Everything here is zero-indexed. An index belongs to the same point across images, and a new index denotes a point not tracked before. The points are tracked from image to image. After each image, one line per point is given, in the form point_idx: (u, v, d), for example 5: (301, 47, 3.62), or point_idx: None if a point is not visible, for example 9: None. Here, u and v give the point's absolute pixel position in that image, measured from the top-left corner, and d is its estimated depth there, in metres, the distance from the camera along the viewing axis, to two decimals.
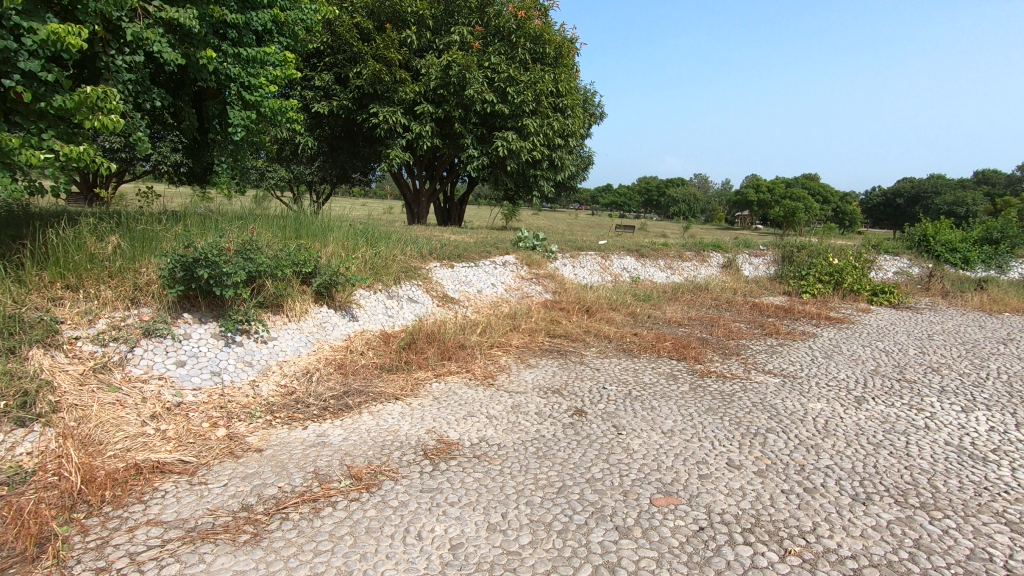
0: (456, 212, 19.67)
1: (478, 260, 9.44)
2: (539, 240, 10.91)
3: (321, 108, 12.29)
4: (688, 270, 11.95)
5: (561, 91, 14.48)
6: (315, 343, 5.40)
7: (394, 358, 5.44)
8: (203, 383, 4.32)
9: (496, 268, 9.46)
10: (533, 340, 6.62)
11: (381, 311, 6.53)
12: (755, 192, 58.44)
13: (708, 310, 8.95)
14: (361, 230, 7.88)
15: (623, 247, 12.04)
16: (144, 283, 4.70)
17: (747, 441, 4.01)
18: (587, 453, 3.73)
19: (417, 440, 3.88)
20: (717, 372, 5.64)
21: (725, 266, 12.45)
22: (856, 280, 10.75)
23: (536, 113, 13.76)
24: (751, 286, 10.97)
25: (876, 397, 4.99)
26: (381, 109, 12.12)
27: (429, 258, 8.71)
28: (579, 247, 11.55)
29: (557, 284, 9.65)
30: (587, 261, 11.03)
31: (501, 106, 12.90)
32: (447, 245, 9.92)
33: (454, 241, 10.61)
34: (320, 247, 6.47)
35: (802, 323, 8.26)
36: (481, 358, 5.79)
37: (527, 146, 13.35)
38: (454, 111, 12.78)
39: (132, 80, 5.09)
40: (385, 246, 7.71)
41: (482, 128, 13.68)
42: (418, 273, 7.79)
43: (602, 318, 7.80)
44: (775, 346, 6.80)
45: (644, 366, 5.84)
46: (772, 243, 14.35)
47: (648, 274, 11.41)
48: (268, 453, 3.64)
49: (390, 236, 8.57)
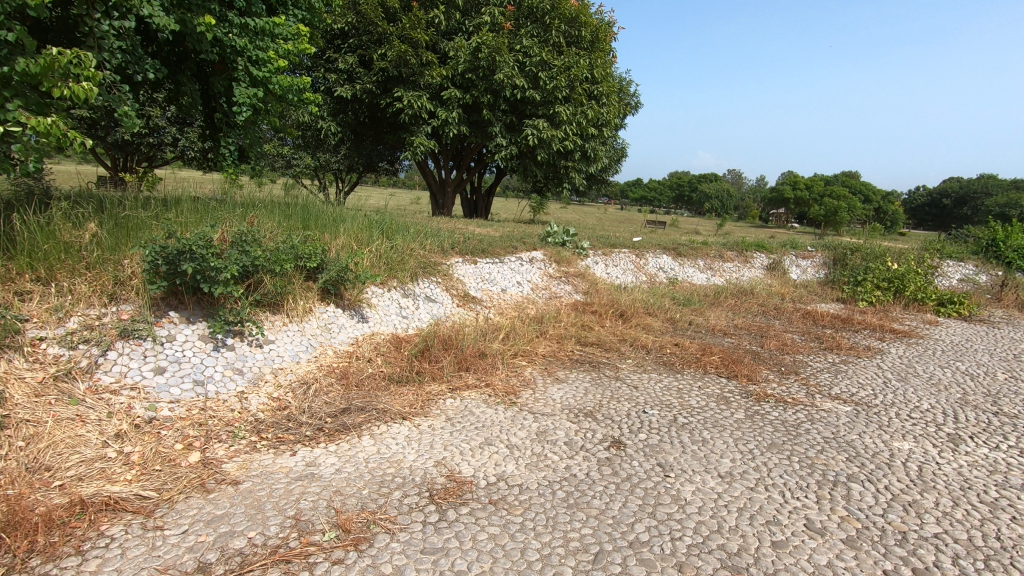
0: (483, 205, 19.02)
1: (503, 256, 8.77)
2: (569, 236, 10.19)
3: (344, 91, 11.74)
4: (730, 272, 11.08)
5: (596, 77, 13.65)
6: (317, 347, 4.83)
7: (404, 368, 4.83)
8: (182, 395, 3.77)
9: (522, 265, 8.79)
10: (561, 349, 5.93)
11: (394, 312, 5.93)
12: (793, 189, 56.29)
13: (755, 318, 8.10)
14: (378, 221, 7.29)
15: (659, 245, 11.22)
16: (125, 277, 4.18)
17: (826, 492, 3.26)
18: (628, 504, 3.03)
19: (423, 476, 3.25)
20: (776, 396, 4.87)
21: (770, 268, 11.52)
22: (920, 288, 9.74)
23: (569, 100, 12.99)
24: (800, 291, 10.06)
25: (975, 437, 4.16)
26: (405, 94, 11.52)
27: (451, 253, 8.08)
28: (612, 244, 10.76)
29: (587, 285, 8.92)
30: (620, 260, 10.25)
31: (532, 92, 12.18)
32: (471, 238, 9.29)
33: (478, 235, 9.95)
34: (330, 240, 5.88)
35: (863, 336, 7.37)
36: (503, 369, 5.14)
37: (559, 135, 12.59)
38: (482, 97, 12.10)
39: (120, 47, 4.54)
40: (402, 240, 7.10)
41: (512, 116, 12.97)
42: (438, 269, 7.17)
43: (638, 325, 7.06)
44: (838, 364, 5.97)
45: (689, 385, 5.10)
46: (820, 244, 13.31)
47: (686, 275, 10.58)
48: (244, 487, 3.04)
49: (409, 228, 7.96)
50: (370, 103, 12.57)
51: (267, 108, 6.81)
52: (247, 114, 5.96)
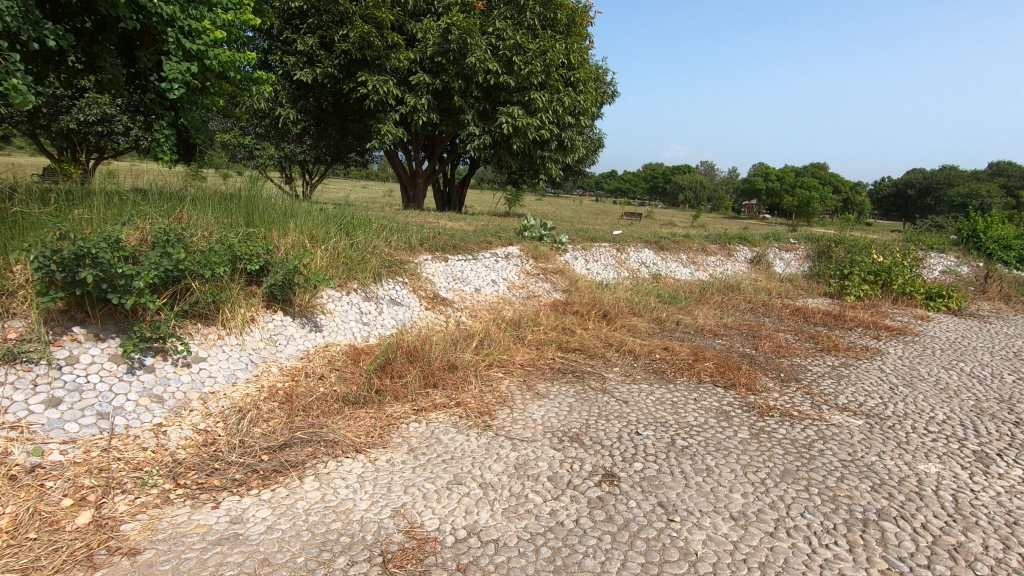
0: (456, 197, 18.31)
1: (477, 253, 8.15)
2: (547, 229, 9.63)
3: (303, 75, 10.88)
4: (713, 265, 10.67)
5: (573, 63, 13.05)
6: (258, 364, 4.16)
7: (361, 386, 4.19)
8: (80, 433, 3.07)
9: (497, 262, 8.18)
10: (541, 357, 5.36)
11: (353, 318, 5.28)
12: (765, 180, 56.81)
13: (744, 316, 7.66)
14: (337, 215, 6.59)
15: (640, 238, 10.74)
16: (14, 287, 3.45)
17: (858, 537, 2.76)
18: (629, 564, 2.47)
19: (376, 531, 2.63)
20: (780, 409, 4.38)
21: (753, 262, 11.15)
22: (908, 281, 9.45)
23: (545, 87, 12.37)
24: (786, 286, 9.70)
25: (1003, 454, 3.73)
26: (370, 78, 10.75)
27: (419, 249, 7.43)
28: (591, 238, 10.24)
29: (567, 283, 8.37)
30: (600, 255, 9.73)
31: (506, 77, 11.57)
32: (442, 233, 8.65)
33: (450, 229, 9.30)
34: (278, 237, 5.18)
35: (858, 334, 6.99)
36: (476, 383, 4.55)
37: (535, 124, 11.97)
38: (453, 82, 11.39)
39: (7, 7, 3.75)
40: (364, 236, 6.43)
41: (485, 103, 12.30)
42: (405, 268, 6.52)
43: (623, 327, 6.54)
44: (838, 368, 5.55)
45: (683, 397, 4.57)
46: (802, 236, 13.03)
47: (669, 269, 10.12)
48: (143, 559, 2.37)
49: (372, 223, 7.27)
50: (333, 90, 11.76)
51: (207, 88, 6.03)
52: (179, 94, 5.19)
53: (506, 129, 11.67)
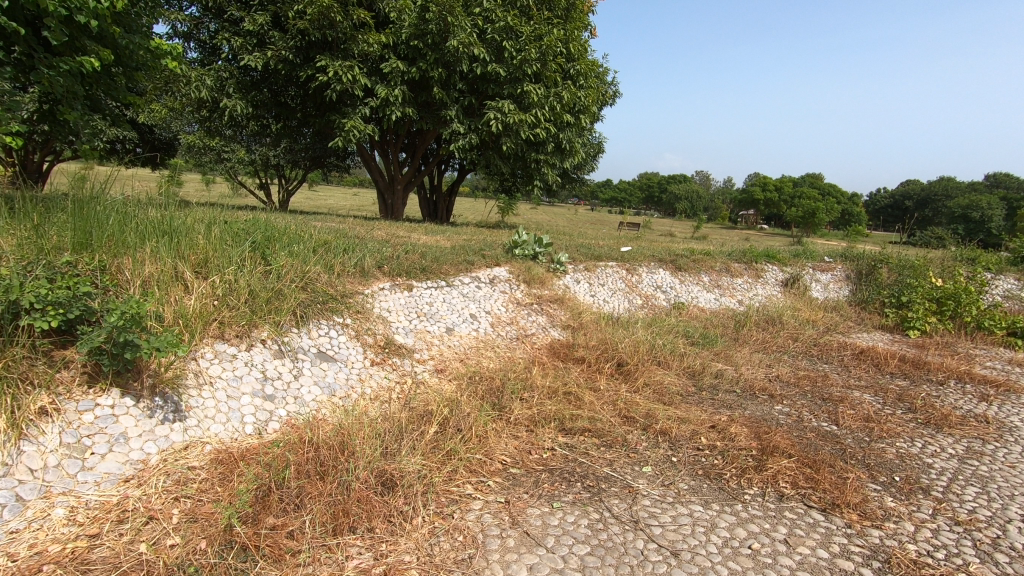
0: (444, 206, 16.50)
1: (451, 278, 6.38)
2: (542, 246, 7.91)
3: (251, 60, 9.06)
4: (741, 288, 8.95)
5: (573, 53, 11.40)
6: (27, 507, 2.32)
7: (212, 542, 2.35)
8: None
9: (478, 290, 6.41)
10: (532, 451, 3.57)
11: (248, 394, 3.47)
12: (762, 189, 55.51)
13: (797, 363, 5.93)
14: (254, 227, 4.82)
15: (652, 256, 9.04)
16: None
17: None
18: None
19: None
20: (934, 568, 2.60)
21: (786, 284, 9.44)
22: (982, 312, 7.72)
23: (540, 78, 10.69)
24: (833, 316, 7.98)
25: None
26: (330, 62, 8.96)
27: (375, 275, 5.67)
28: (595, 256, 8.50)
29: (568, 318, 6.61)
30: (607, 278, 8.00)
31: (495, 66, 9.89)
32: (411, 252, 6.89)
33: (422, 246, 7.52)
34: (132, 268, 3.42)
35: (956, 392, 5.25)
36: (425, 516, 2.75)
37: (528, 121, 10.26)
38: (432, 69, 9.69)
39: None
40: (292, 260, 4.66)
41: (470, 96, 10.60)
42: (347, 305, 4.74)
43: (647, 387, 4.78)
44: (970, 462, 3.78)
45: (766, 540, 2.77)
46: (836, 253, 11.32)
47: (689, 293, 8.37)
48: None
49: (308, 239, 5.49)
50: (290, 79, 9.99)
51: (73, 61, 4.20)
52: None
53: (495, 127, 9.97)
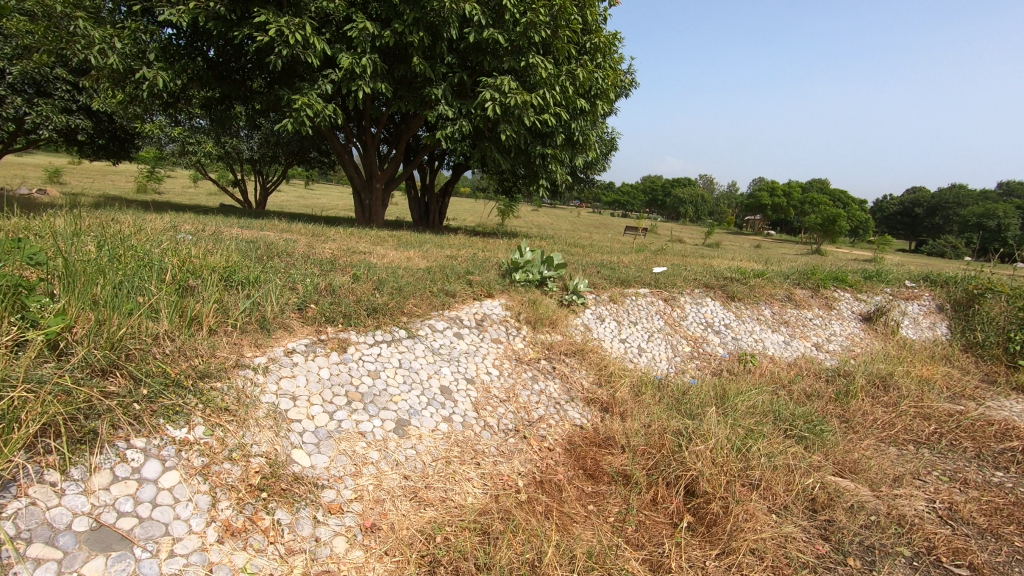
0: (436, 208, 14.25)
1: (415, 324, 4.20)
2: (550, 270, 5.77)
3: (171, 13, 6.86)
4: (814, 323, 6.78)
5: (589, 22, 9.22)
6: None
7: None
8: None
9: (457, 343, 4.23)
10: None
11: None
12: (772, 194, 53.34)
13: (961, 471, 3.75)
14: (32, 254, 2.63)
15: (695, 281, 6.90)
16: None
17: None
18: None
19: None
20: None
21: (867, 317, 7.27)
22: None
23: (550, 51, 8.52)
24: (952, 371, 5.80)
25: None
26: (273, 18, 6.77)
27: (289, 328, 3.51)
28: (621, 281, 6.38)
29: (593, 384, 4.42)
30: (638, 313, 5.88)
31: (492, 30, 7.72)
32: (364, 278, 4.72)
33: (384, 267, 5.36)
34: None
35: None
36: None
37: (534, 102, 8.08)
38: (412, 32, 7.52)
39: None
40: (89, 323, 2.50)
41: (460, 72, 8.44)
42: (200, 405, 2.58)
43: (755, 562, 2.58)
44: None
45: None
46: (914, 273, 9.11)
47: (749, 331, 6.21)
48: None
49: (166, 274, 3.31)
50: (229, 46, 7.80)
51: None
52: None
53: (491, 109, 7.80)
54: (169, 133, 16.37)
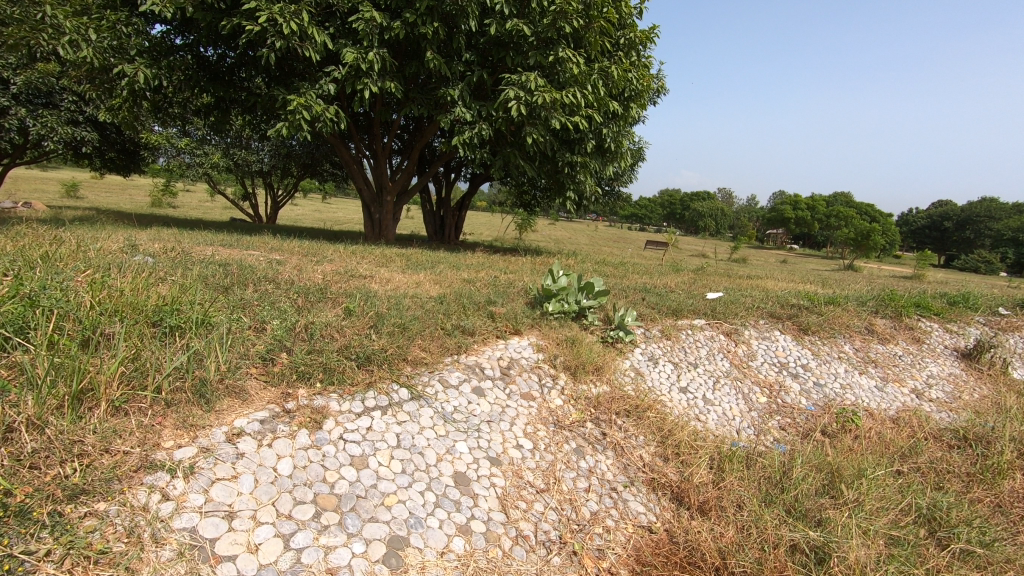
0: (452, 222, 13.26)
1: (421, 380, 3.15)
2: (588, 299, 4.71)
3: (152, 1, 6.02)
4: (906, 361, 5.60)
5: (623, 15, 8.25)
6: None
7: None
8: None
9: (476, 405, 3.17)
10: None
11: None
12: (795, 208, 51.70)
13: None
14: None
15: (759, 310, 5.78)
16: None
17: None
18: None
19: None
20: None
21: (965, 353, 6.06)
22: None
23: (581, 46, 7.54)
24: None
25: None
26: (266, 4, 5.89)
27: (241, 397, 2.48)
28: (673, 311, 5.29)
29: (655, 457, 3.33)
30: (698, 352, 4.78)
31: (517, 21, 6.78)
32: (359, 313, 3.70)
33: (386, 296, 4.35)
34: None
35: None
36: None
37: (564, 101, 7.08)
38: (425, 23, 6.59)
39: None
40: None
41: (479, 70, 7.48)
42: (54, 554, 1.56)
43: None
44: None
45: None
46: (1002, 298, 7.85)
47: (833, 373, 5.07)
48: None
49: (64, 320, 2.32)
50: (222, 41, 6.97)
51: None
52: None
53: (516, 109, 6.81)
54: (176, 144, 15.73)
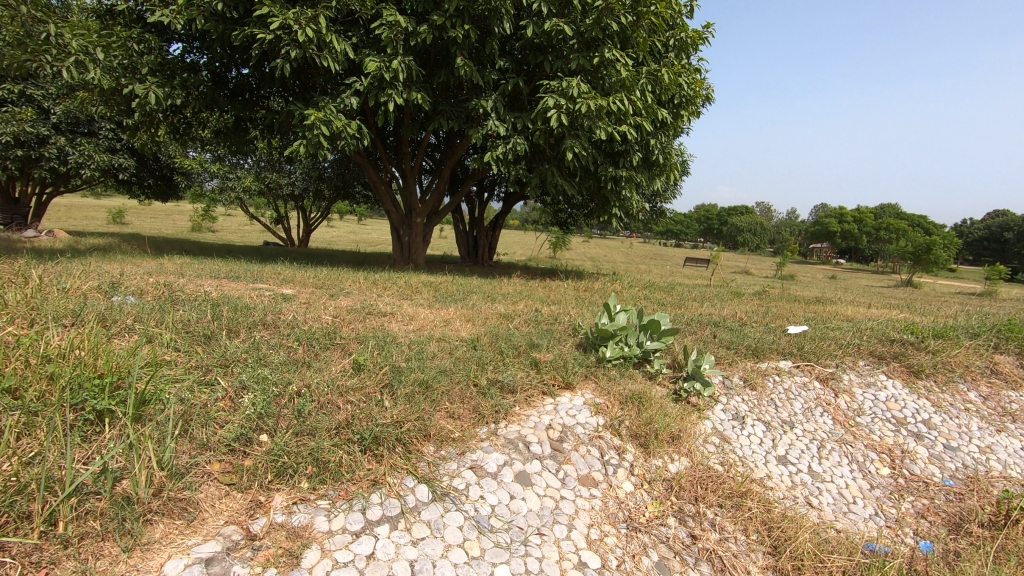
0: (486, 243, 12.52)
1: (446, 469, 2.33)
2: (653, 340, 3.83)
3: (160, 12, 5.55)
4: None
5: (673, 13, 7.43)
6: None
7: None
8: None
9: (522, 503, 2.33)
10: None
11: None
12: (841, 221, 49.35)
13: None
14: None
15: (858, 347, 4.76)
16: None
17: None
18: None
19: None
20: None
21: None
22: None
23: (627, 47, 6.75)
24: None
25: None
26: (280, 11, 5.33)
27: (182, 522, 1.72)
28: (753, 352, 4.35)
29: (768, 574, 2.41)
30: (793, 407, 3.83)
31: (556, 21, 6.05)
32: (370, 368, 2.92)
33: (408, 340, 3.59)
34: None
35: None
36: None
37: (610, 108, 6.28)
38: (455, 26, 5.94)
39: None
40: None
41: (514, 77, 6.77)
42: None
43: None
44: None
45: None
46: None
47: (964, 431, 4.02)
48: None
49: None
50: (238, 56, 6.48)
51: None
52: None
53: (557, 118, 6.04)
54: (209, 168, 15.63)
